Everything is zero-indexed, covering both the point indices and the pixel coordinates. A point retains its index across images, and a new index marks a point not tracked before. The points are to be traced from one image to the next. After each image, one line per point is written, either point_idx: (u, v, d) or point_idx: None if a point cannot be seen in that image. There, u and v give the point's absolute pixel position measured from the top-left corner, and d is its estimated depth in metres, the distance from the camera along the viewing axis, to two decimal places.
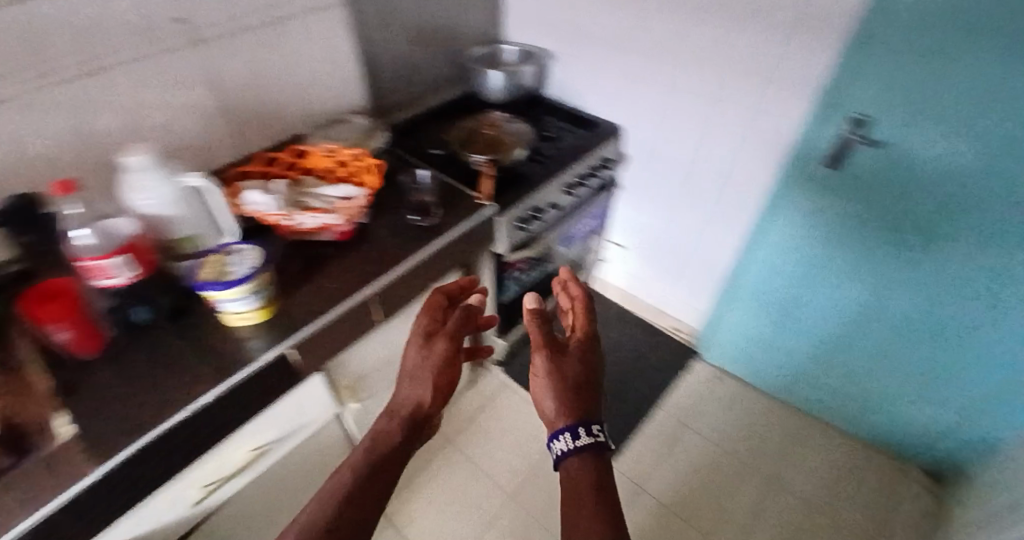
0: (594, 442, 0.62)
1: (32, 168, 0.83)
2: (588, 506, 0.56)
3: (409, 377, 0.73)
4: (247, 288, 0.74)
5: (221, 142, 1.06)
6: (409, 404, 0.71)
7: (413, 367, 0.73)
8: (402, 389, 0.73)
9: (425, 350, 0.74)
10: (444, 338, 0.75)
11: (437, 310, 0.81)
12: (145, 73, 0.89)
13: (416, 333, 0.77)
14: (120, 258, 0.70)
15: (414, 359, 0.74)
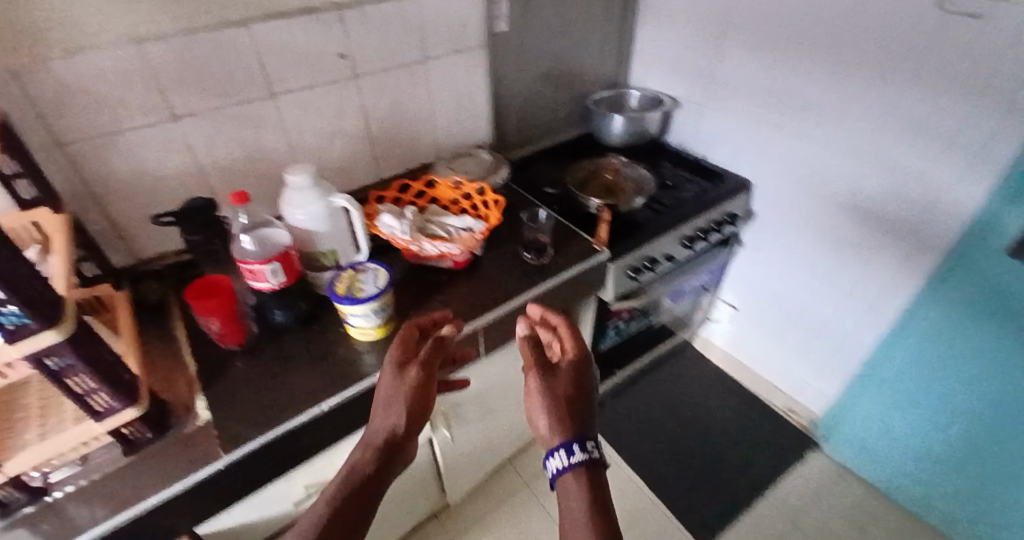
0: (588, 457, 0.61)
1: (209, 176, 0.95)
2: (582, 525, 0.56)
3: (383, 406, 0.68)
4: (372, 306, 0.80)
5: (361, 165, 1.15)
6: (382, 432, 0.67)
7: (384, 396, 0.68)
8: (374, 419, 0.68)
9: (396, 380, 0.68)
10: (418, 367, 0.70)
11: (411, 337, 0.74)
12: (308, 99, 0.99)
13: (388, 364, 0.70)
14: (269, 266, 0.77)
15: (387, 390, 0.68)
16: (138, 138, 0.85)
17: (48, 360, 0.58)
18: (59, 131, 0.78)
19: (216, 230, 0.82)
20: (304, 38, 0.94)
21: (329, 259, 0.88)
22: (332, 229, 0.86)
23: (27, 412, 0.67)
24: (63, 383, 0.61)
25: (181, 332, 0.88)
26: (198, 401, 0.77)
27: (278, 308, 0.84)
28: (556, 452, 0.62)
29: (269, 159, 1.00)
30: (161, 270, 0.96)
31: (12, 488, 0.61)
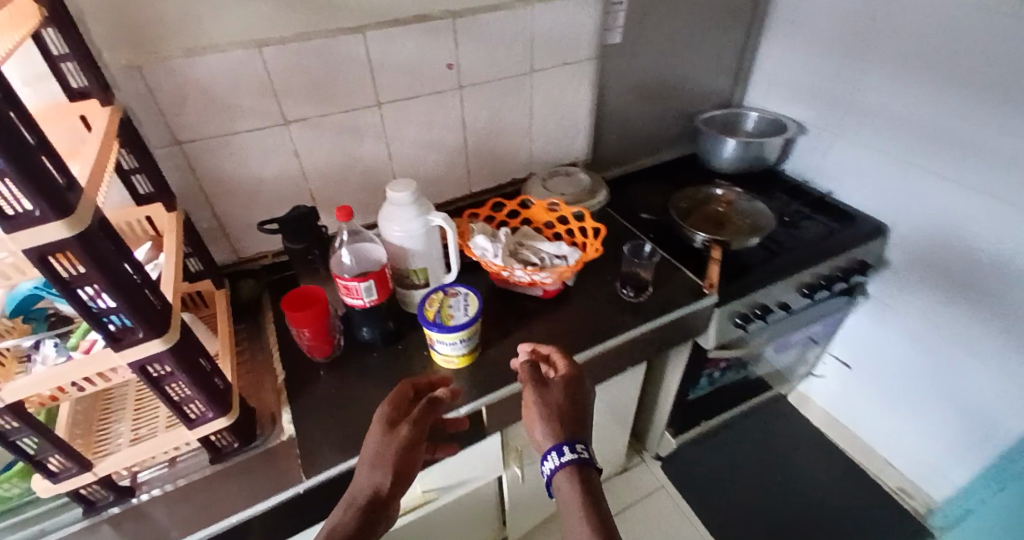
0: (578, 457, 0.62)
1: (310, 182, 0.94)
2: (582, 529, 0.57)
3: (368, 462, 0.62)
4: (461, 336, 0.76)
5: (455, 178, 1.11)
6: (365, 491, 0.61)
7: (370, 451, 0.63)
8: (359, 476, 0.62)
9: (386, 436, 0.63)
10: (412, 424, 0.65)
11: (404, 395, 0.70)
12: (410, 109, 0.97)
13: (377, 420, 0.66)
14: (364, 284, 0.74)
15: (373, 448, 0.63)
16: (248, 142, 0.86)
17: (151, 369, 0.59)
18: (179, 132, 0.81)
19: (315, 241, 0.80)
20: (412, 47, 0.91)
21: (418, 277, 0.85)
22: (426, 247, 0.82)
23: (128, 411, 0.70)
24: (162, 392, 0.61)
25: (271, 337, 0.89)
26: (282, 415, 0.77)
27: (365, 326, 0.83)
28: (554, 457, 0.62)
29: (368, 167, 0.98)
30: (259, 270, 0.98)
31: (101, 487, 0.63)
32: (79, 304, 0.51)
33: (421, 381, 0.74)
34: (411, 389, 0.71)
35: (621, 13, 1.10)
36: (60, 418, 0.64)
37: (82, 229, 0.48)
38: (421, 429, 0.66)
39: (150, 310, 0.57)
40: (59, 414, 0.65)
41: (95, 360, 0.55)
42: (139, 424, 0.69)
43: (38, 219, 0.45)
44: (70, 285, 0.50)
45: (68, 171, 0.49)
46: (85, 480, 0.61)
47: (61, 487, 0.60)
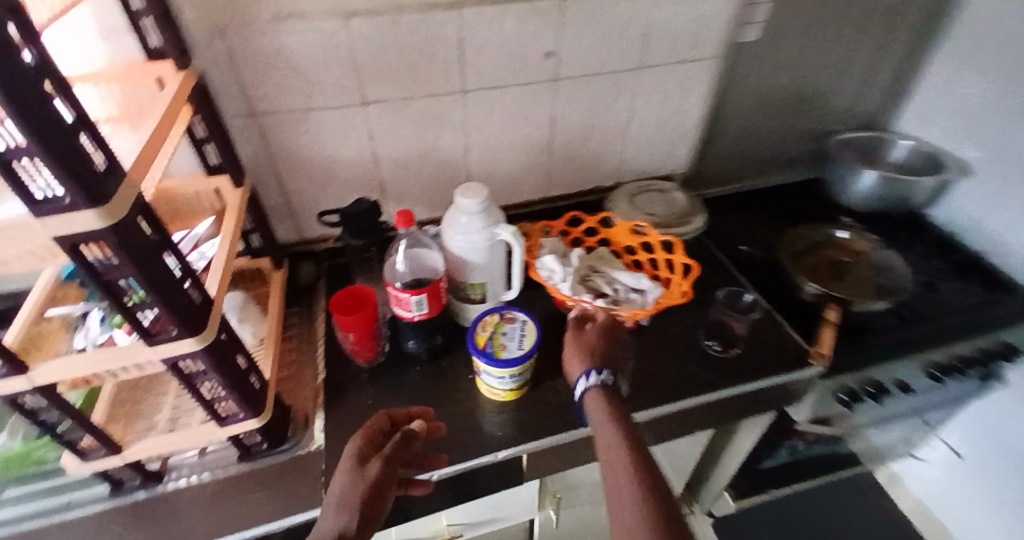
0: (603, 381, 0.63)
1: (380, 167, 0.88)
2: (611, 438, 0.56)
3: (333, 505, 0.56)
4: (511, 371, 0.67)
5: (534, 179, 1.01)
6: (329, 533, 0.53)
7: (336, 491, 0.57)
8: (324, 519, 0.55)
9: (352, 474, 0.58)
10: (383, 462, 0.59)
11: (379, 430, 0.65)
12: (495, 100, 0.87)
13: (350, 457, 0.60)
14: (414, 297, 0.67)
15: (339, 490, 0.57)
16: (321, 120, 0.80)
17: (183, 365, 0.56)
18: (255, 102, 0.76)
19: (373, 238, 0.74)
20: (510, 31, 0.80)
21: (476, 292, 0.77)
22: (489, 262, 0.74)
23: (166, 397, 0.71)
24: (194, 389, 0.59)
25: (319, 329, 0.86)
26: (315, 419, 0.74)
27: (412, 339, 0.76)
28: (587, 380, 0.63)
29: (443, 159, 0.91)
30: (318, 253, 0.96)
31: (129, 471, 0.63)
32: (113, 296, 0.47)
33: (397, 412, 0.68)
34: (386, 422, 0.66)
35: (762, 7, 0.92)
36: (99, 400, 0.65)
37: (119, 219, 0.43)
38: (393, 469, 0.60)
39: (188, 307, 0.53)
40: (101, 395, 0.66)
41: (129, 353, 0.53)
42: (173, 412, 0.69)
43: (68, 206, 0.41)
44: (104, 278, 0.46)
45: (110, 153, 0.44)
46: (112, 463, 0.62)
47: (90, 466, 0.61)
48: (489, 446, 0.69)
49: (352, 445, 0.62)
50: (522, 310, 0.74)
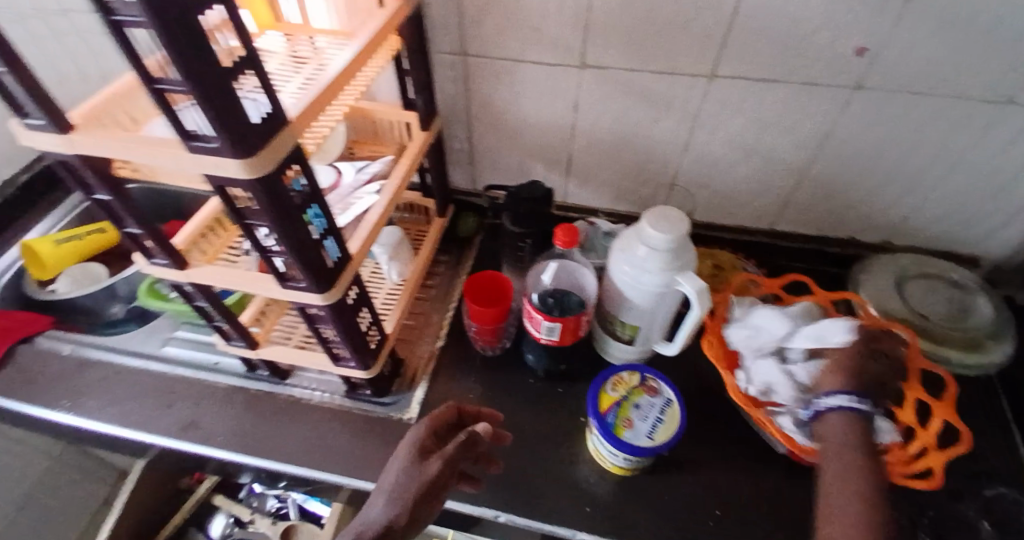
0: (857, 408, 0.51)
1: (575, 142, 0.78)
2: (858, 473, 0.47)
3: (385, 493, 0.50)
4: (625, 455, 0.53)
5: (754, 203, 0.78)
6: (377, 524, 0.48)
7: (392, 479, 0.51)
8: (373, 506, 0.50)
9: (412, 467, 0.51)
10: (444, 460, 0.51)
11: (444, 420, 0.58)
12: (744, 94, 0.66)
13: (410, 444, 0.54)
14: (547, 323, 0.56)
15: (394, 478, 0.51)
16: (531, 74, 0.71)
17: (308, 308, 0.55)
18: (468, 40, 0.69)
19: (533, 228, 0.66)
20: (813, 7, 0.57)
21: (624, 332, 0.63)
22: (654, 306, 0.58)
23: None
24: (314, 329, 0.58)
25: (457, 291, 0.83)
26: (418, 386, 0.72)
27: (531, 352, 0.69)
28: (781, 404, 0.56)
29: (649, 149, 0.75)
30: (485, 209, 0.91)
31: (260, 366, 0.70)
32: (253, 238, 0.45)
33: (468, 406, 0.61)
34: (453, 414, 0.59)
35: None
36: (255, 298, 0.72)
37: (262, 175, 0.39)
38: (452, 474, 0.52)
39: (319, 266, 0.49)
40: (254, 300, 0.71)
41: (263, 282, 0.53)
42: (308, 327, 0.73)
43: (215, 150, 0.37)
44: (243, 218, 0.44)
45: (275, 100, 0.38)
46: (248, 354, 0.68)
47: (231, 349, 0.68)
48: (566, 515, 0.59)
49: (416, 431, 0.56)
50: (672, 382, 0.58)
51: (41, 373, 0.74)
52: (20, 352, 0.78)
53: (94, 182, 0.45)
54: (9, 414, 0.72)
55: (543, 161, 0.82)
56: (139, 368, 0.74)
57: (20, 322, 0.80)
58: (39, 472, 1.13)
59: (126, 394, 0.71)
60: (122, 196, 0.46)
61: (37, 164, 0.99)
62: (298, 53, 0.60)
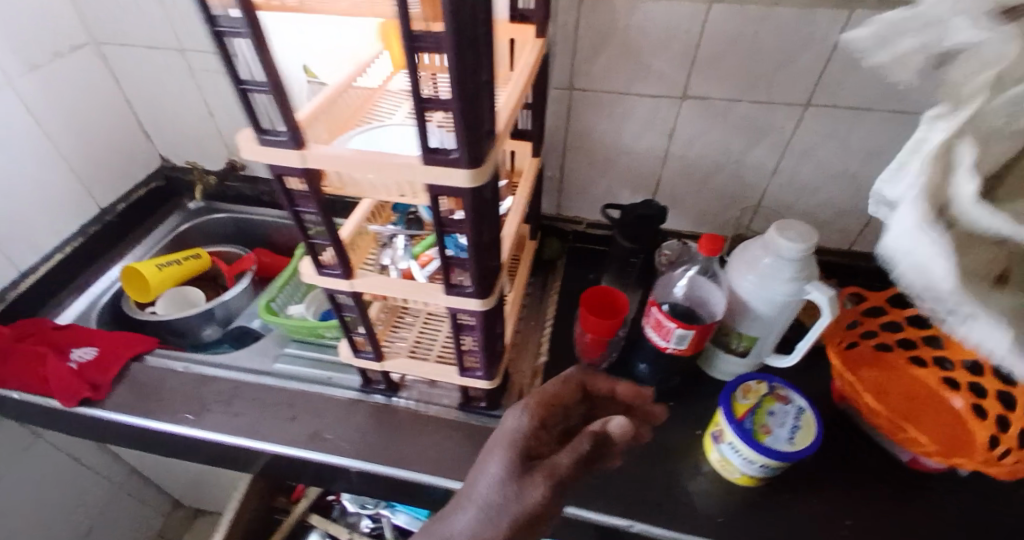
0: None
1: (665, 167, 0.83)
2: None
3: (475, 504, 0.47)
4: (764, 460, 0.56)
5: (833, 225, 0.85)
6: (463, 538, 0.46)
7: (484, 489, 0.48)
8: (461, 514, 0.48)
9: (513, 479, 0.47)
10: (553, 477, 0.48)
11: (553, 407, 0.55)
12: (833, 126, 0.73)
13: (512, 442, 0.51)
14: (680, 330, 0.60)
15: (487, 486, 0.48)
16: (634, 106, 0.77)
17: (460, 316, 0.59)
18: (579, 76, 0.75)
19: (646, 244, 0.71)
20: None
21: (739, 344, 0.67)
22: (777, 318, 0.62)
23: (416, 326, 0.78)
24: (457, 339, 0.62)
25: (550, 311, 0.86)
26: None
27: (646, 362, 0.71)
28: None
29: (738, 176, 0.82)
30: (566, 232, 0.96)
31: (381, 378, 0.72)
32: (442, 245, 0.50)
33: (592, 382, 0.60)
34: (566, 399, 0.57)
35: None
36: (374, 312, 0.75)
37: (480, 184, 0.44)
38: (562, 488, 0.48)
39: (490, 275, 0.54)
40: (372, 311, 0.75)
41: (426, 291, 0.57)
42: (419, 342, 0.76)
43: (452, 161, 0.43)
44: (443, 228, 0.49)
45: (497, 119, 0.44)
46: (373, 366, 0.71)
47: (357, 361, 0.71)
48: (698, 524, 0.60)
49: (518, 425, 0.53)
50: (800, 390, 0.62)
51: (159, 389, 0.76)
52: (135, 371, 0.79)
53: (309, 196, 0.50)
54: (128, 429, 0.73)
55: (631, 187, 0.88)
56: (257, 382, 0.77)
57: (128, 342, 0.82)
58: (99, 501, 1.11)
59: (248, 408, 0.73)
60: (326, 210, 0.51)
61: (136, 193, 1.04)
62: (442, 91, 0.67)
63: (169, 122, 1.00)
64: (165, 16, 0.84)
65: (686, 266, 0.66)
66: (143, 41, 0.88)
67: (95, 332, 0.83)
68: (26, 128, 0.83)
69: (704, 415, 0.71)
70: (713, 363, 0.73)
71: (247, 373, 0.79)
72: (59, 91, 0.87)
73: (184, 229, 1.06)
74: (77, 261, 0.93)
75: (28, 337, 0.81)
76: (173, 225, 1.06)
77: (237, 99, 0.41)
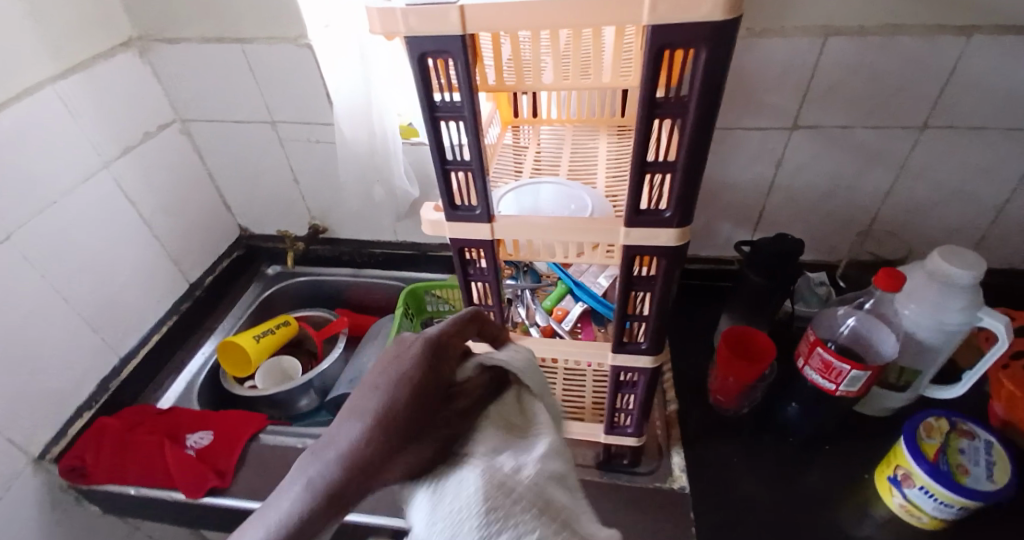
0: None
1: (769, 198, 0.82)
2: None
3: (399, 381, 0.30)
4: (965, 505, 0.52)
5: (952, 242, 0.82)
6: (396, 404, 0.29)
7: (413, 361, 0.32)
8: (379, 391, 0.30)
9: (433, 358, 0.33)
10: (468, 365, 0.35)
11: (451, 357, 0.34)
12: (953, 145, 0.72)
13: (420, 358, 0.32)
14: (855, 373, 0.57)
15: (411, 369, 0.31)
16: (741, 141, 0.76)
17: (623, 374, 0.56)
18: None
19: (781, 281, 0.69)
20: None
21: (898, 380, 0.65)
22: (942, 346, 0.60)
23: None
24: (616, 396, 0.59)
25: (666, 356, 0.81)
26: (674, 453, 0.68)
27: (795, 402, 0.67)
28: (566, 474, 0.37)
29: (849, 199, 0.80)
30: None
31: None
32: (623, 304, 0.48)
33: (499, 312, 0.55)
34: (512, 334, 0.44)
35: None
36: None
37: (684, 242, 0.42)
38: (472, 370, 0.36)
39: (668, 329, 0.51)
40: None
41: (594, 350, 0.55)
42: None
43: (663, 221, 0.41)
44: (630, 287, 0.47)
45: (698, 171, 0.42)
46: None
47: None
48: None
49: (435, 336, 0.34)
50: (986, 427, 0.58)
51: (284, 472, 0.73)
52: (254, 451, 0.76)
53: (485, 266, 0.49)
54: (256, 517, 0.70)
55: (732, 220, 0.86)
56: None
57: (240, 421, 0.79)
58: None
59: None
60: (499, 276, 0.50)
61: (220, 264, 1.03)
62: (564, 149, 0.67)
63: (253, 192, 0.99)
64: (257, 91, 0.84)
65: (847, 310, 0.64)
66: (232, 115, 0.88)
67: (205, 412, 0.80)
68: (125, 214, 0.82)
69: (869, 456, 0.66)
70: (869, 403, 0.68)
71: None
72: (153, 174, 0.86)
73: (268, 295, 1.04)
74: (172, 340, 0.91)
75: (137, 426, 0.78)
76: (255, 294, 1.04)
77: (438, 178, 0.41)
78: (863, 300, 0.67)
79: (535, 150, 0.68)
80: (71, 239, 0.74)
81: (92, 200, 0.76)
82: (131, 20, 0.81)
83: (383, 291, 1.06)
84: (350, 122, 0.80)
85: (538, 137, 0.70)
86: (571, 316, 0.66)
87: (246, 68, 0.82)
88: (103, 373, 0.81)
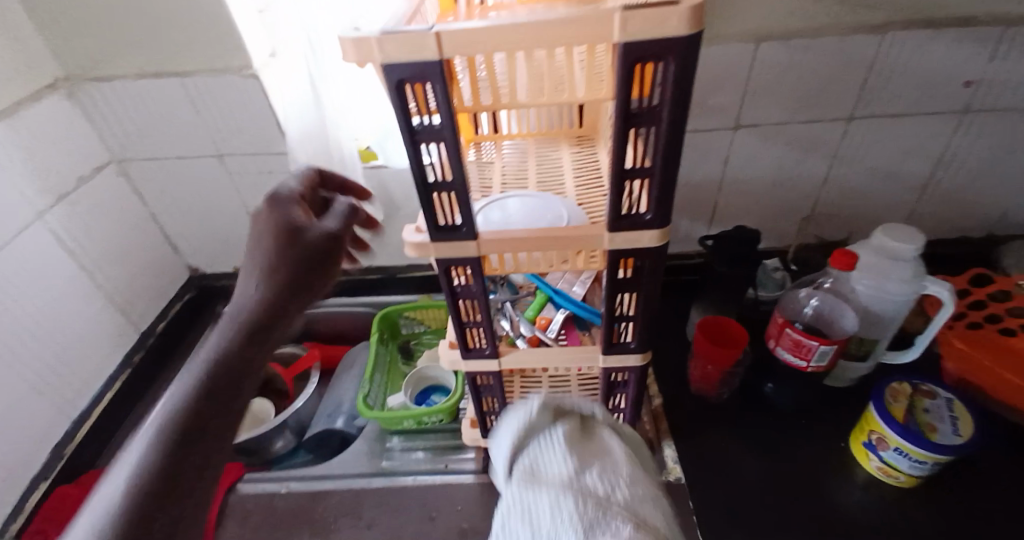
0: None
1: (722, 192, 0.87)
2: None
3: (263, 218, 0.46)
4: (937, 459, 0.57)
5: (886, 218, 0.89)
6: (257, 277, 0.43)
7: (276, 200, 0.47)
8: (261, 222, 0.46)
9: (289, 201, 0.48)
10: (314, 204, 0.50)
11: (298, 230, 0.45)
12: (879, 131, 0.78)
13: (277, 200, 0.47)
14: (823, 348, 0.61)
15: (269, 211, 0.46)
16: (692, 140, 0.80)
17: (614, 374, 0.58)
18: None
19: (745, 269, 0.72)
20: (937, 55, 0.71)
21: (859, 349, 0.70)
22: (894, 315, 0.66)
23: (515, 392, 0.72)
24: (608, 397, 0.60)
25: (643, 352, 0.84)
26: (665, 446, 0.70)
27: (772, 381, 0.71)
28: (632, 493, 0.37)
29: (793, 187, 0.86)
30: None
31: None
32: (611, 306, 0.50)
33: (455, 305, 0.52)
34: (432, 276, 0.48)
35: None
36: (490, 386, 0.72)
37: (665, 242, 0.44)
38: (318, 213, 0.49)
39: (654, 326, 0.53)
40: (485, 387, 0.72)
41: (585, 355, 0.56)
42: None
43: (644, 224, 0.42)
44: (616, 289, 0.48)
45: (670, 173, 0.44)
46: None
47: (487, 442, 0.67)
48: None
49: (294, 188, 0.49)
50: (942, 385, 0.64)
51: (271, 521, 0.70)
52: (235, 503, 0.72)
53: (473, 283, 0.49)
54: None
55: (690, 216, 0.90)
56: (374, 489, 0.71)
57: None
58: None
59: (380, 517, 0.68)
60: (486, 291, 0.50)
61: (172, 308, 0.97)
62: (528, 160, 0.68)
63: (204, 230, 0.95)
64: (201, 124, 0.81)
65: (809, 292, 0.69)
66: (175, 152, 0.84)
67: None
68: (66, 266, 0.76)
69: (841, 424, 0.70)
70: (836, 375, 0.73)
71: (355, 479, 0.73)
72: (93, 220, 0.80)
73: None
74: (127, 396, 0.85)
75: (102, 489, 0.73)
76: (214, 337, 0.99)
77: (420, 200, 0.41)
78: (821, 279, 0.72)
79: (500, 163, 0.69)
80: (4, 299, 0.68)
81: (27, 255, 0.70)
82: (58, 60, 0.76)
83: (352, 319, 1.03)
84: (304, 149, 0.78)
85: (500, 151, 0.71)
86: (554, 323, 0.66)
87: (187, 102, 0.79)
88: (56, 440, 0.75)
